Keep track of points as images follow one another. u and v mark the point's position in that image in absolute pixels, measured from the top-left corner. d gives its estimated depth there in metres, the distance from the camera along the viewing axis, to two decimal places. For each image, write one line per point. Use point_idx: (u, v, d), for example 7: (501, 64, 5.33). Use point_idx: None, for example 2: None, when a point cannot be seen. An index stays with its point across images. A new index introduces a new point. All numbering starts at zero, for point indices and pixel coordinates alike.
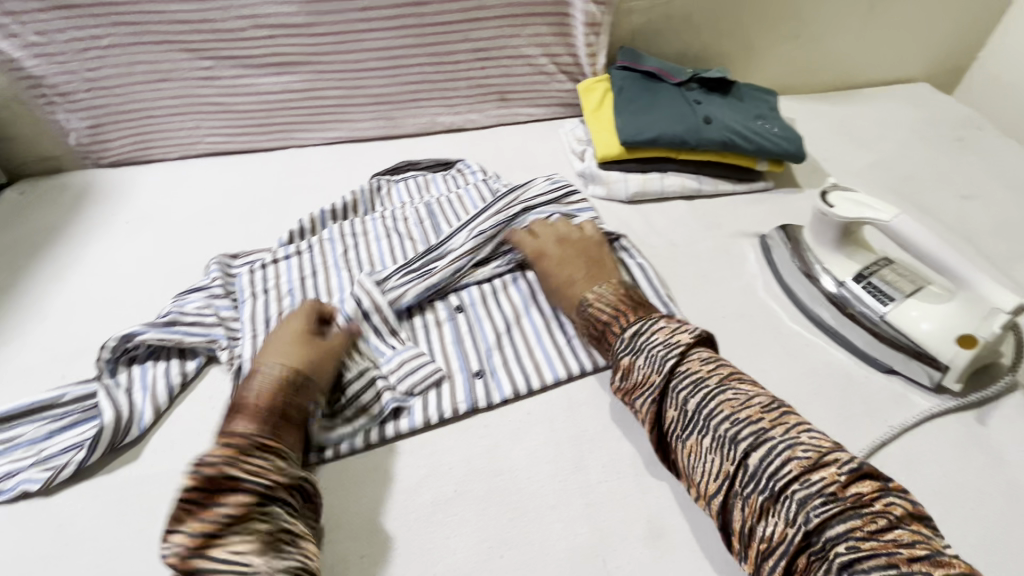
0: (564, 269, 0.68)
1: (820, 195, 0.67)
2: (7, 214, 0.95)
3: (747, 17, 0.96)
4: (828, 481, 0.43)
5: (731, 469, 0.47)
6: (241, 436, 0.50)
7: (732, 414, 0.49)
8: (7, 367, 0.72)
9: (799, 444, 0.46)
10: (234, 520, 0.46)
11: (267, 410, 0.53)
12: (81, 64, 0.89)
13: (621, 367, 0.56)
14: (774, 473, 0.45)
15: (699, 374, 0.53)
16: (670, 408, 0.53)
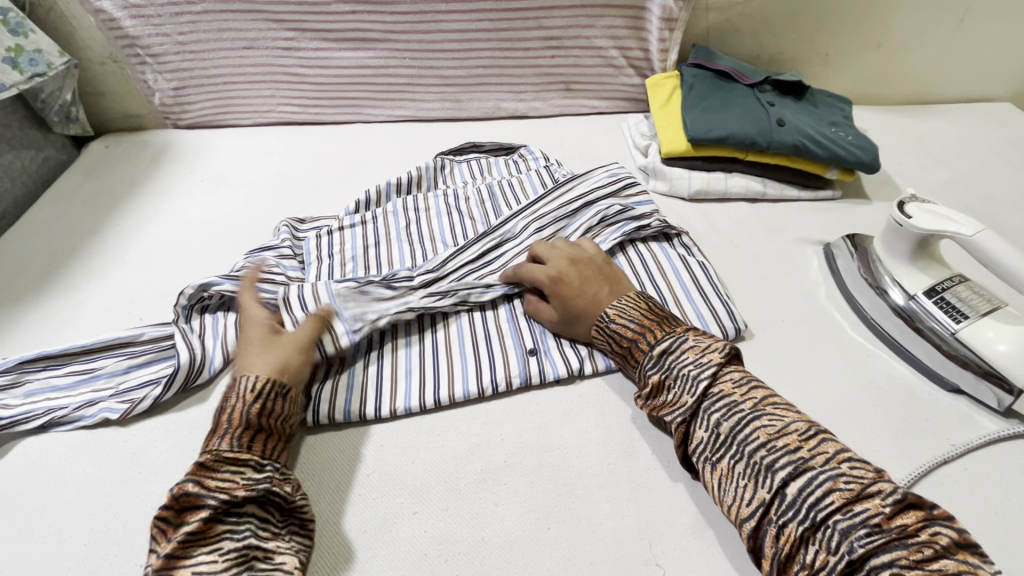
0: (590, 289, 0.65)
1: (898, 205, 0.66)
2: (95, 165, 1.01)
3: (828, 22, 0.94)
4: (872, 512, 0.42)
5: (766, 496, 0.45)
6: (213, 452, 0.48)
7: (767, 441, 0.47)
8: (89, 305, 0.77)
9: (841, 475, 0.44)
10: (198, 534, 0.44)
11: (241, 424, 0.50)
12: (174, 28, 0.94)
13: (650, 385, 0.56)
14: (815, 503, 0.43)
15: (733, 399, 0.51)
16: (700, 429, 0.51)
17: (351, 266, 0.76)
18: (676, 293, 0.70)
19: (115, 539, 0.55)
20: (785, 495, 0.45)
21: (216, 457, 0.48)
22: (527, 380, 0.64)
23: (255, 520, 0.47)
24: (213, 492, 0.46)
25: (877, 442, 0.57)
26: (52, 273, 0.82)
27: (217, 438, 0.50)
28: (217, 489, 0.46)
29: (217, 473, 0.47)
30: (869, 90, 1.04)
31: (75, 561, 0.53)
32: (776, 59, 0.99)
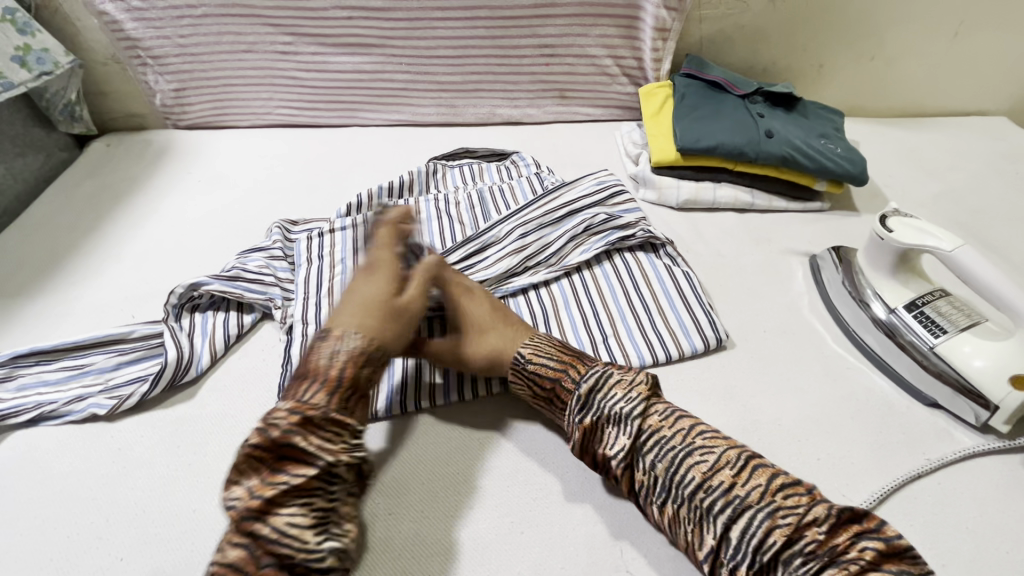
0: (496, 317, 0.63)
1: (879, 219, 0.66)
2: (95, 164, 1.03)
3: (821, 34, 0.94)
4: (809, 540, 0.43)
5: (712, 541, 0.46)
6: (316, 405, 0.47)
7: (704, 481, 0.47)
8: (83, 302, 0.79)
9: (776, 509, 0.45)
10: (297, 488, 0.44)
11: (346, 387, 0.49)
12: (174, 31, 0.95)
13: (582, 430, 0.53)
14: (757, 545, 0.44)
15: (663, 435, 0.51)
16: (640, 472, 0.51)
17: (341, 268, 0.77)
18: (659, 302, 0.71)
19: (97, 533, 0.56)
20: (730, 538, 0.45)
21: (321, 415, 0.47)
22: (510, 387, 0.64)
23: (343, 484, 0.47)
24: (318, 453, 0.45)
25: (852, 455, 0.58)
26: (48, 269, 0.84)
27: (321, 392, 0.48)
28: (321, 451, 0.45)
29: (315, 429, 0.46)
30: (863, 102, 1.04)
31: (57, 553, 0.55)
32: (770, 70, 1.00)
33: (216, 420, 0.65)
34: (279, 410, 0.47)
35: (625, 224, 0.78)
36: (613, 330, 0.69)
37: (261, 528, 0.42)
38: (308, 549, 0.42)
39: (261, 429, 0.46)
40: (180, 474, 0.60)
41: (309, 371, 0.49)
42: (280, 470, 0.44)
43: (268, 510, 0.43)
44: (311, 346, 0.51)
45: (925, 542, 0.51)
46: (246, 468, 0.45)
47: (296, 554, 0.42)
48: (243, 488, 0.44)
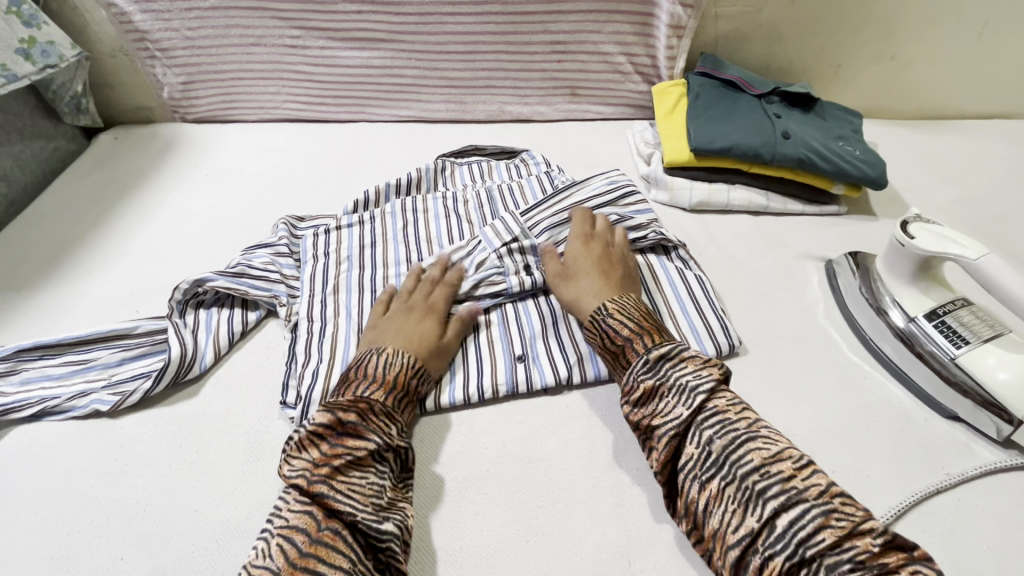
0: (600, 265, 0.67)
1: (901, 225, 0.64)
2: (102, 156, 1.02)
3: (840, 33, 0.92)
4: (860, 549, 0.41)
5: (754, 525, 0.44)
6: (372, 398, 0.55)
7: (761, 465, 0.47)
8: (88, 296, 0.78)
9: (832, 510, 0.43)
10: (356, 462, 0.51)
11: (399, 387, 0.58)
12: (183, 23, 0.95)
13: (642, 390, 0.54)
14: (804, 538, 0.42)
15: (726, 416, 0.50)
16: (691, 444, 0.50)
17: (347, 265, 0.76)
18: (671, 306, 0.70)
19: (98, 530, 0.55)
20: (774, 527, 0.44)
21: (377, 406, 0.55)
22: (515, 391, 0.64)
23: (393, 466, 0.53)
24: (375, 433, 0.53)
25: (868, 468, 0.56)
26: (54, 263, 0.83)
27: (378, 390, 0.56)
28: (377, 431, 0.53)
29: (373, 416, 0.54)
30: (882, 104, 1.02)
31: (57, 551, 0.54)
32: (786, 69, 0.97)
33: (219, 418, 0.64)
34: (339, 401, 0.55)
35: (635, 224, 0.76)
36: None
37: (326, 491, 0.49)
38: (367, 514, 0.48)
39: (326, 411, 0.53)
40: (181, 473, 0.59)
41: (365, 372, 0.58)
42: (342, 444, 0.51)
43: (330, 478, 0.50)
44: (363, 358, 0.60)
45: (944, 560, 0.50)
46: (309, 444, 0.52)
47: (357, 515, 0.48)
48: (303, 461, 0.51)
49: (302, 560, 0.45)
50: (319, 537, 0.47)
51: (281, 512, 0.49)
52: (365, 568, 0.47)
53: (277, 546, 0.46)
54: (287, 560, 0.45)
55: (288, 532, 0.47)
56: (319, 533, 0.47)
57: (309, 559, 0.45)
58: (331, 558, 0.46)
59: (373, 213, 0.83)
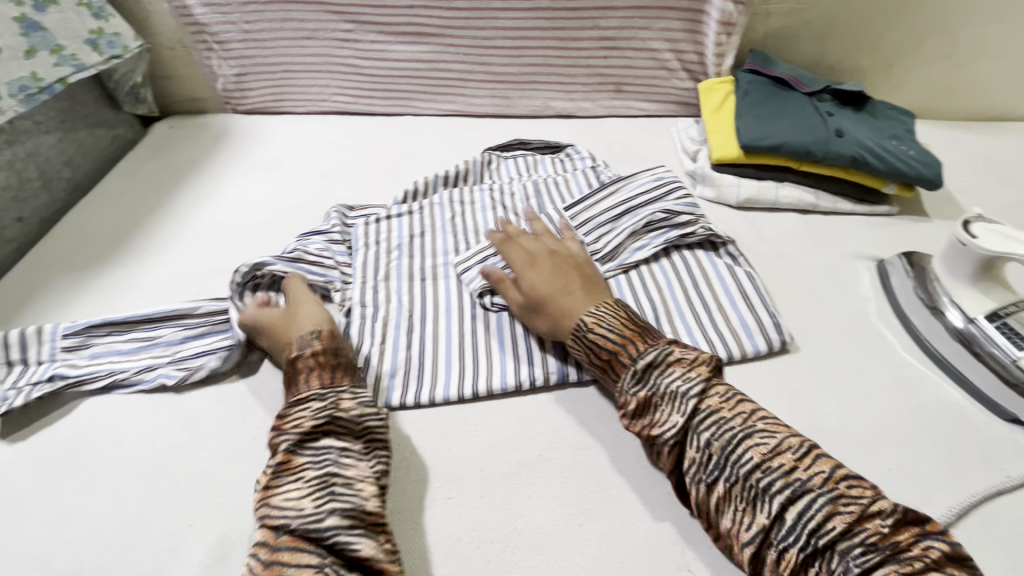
0: (557, 279, 0.66)
1: (962, 224, 0.63)
2: (158, 145, 1.06)
3: (894, 31, 0.91)
4: (871, 531, 0.43)
5: (765, 521, 0.45)
6: (284, 409, 0.56)
7: (762, 461, 0.47)
8: (150, 277, 0.82)
9: (836, 495, 0.44)
10: (281, 468, 0.51)
11: (308, 367, 0.59)
12: (241, 16, 0.98)
13: (637, 403, 0.54)
14: (813, 527, 0.43)
15: (721, 415, 0.50)
16: (692, 449, 0.50)
17: (396, 254, 0.78)
18: (720, 301, 0.70)
19: (167, 498, 0.58)
20: (784, 519, 0.44)
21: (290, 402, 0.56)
22: (566, 379, 0.64)
23: (332, 450, 0.52)
24: (291, 431, 0.53)
25: (925, 467, 0.56)
26: (117, 245, 0.87)
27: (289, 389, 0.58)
28: (291, 429, 0.53)
29: (286, 418, 0.55)
30: (935, 104, 1.00)
31: (130, 516, 0.57)
32: (837, 68, 0.96)
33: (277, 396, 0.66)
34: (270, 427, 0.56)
35: (682, 220, 0.76)
36: (671, 327, 0.68)
37: (267, 510, 0.49)
38: (302, 515, 0.47)
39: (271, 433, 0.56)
40: (244, 447, 0.62)
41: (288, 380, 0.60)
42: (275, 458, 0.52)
43: (268, 493, 0.50)
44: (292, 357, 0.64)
45: (1006, 562, 0.49)
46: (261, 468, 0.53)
47: (293, 520, 0.47)
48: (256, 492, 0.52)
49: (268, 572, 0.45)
50: (279, 545, 0.46)
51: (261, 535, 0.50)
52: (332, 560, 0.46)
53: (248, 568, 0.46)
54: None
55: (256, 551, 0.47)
56: (279, 541, 0.46)
57: (275, 566, 0.45)
58: (297, 558, 0.45)
59: (422, 204, 0.85)
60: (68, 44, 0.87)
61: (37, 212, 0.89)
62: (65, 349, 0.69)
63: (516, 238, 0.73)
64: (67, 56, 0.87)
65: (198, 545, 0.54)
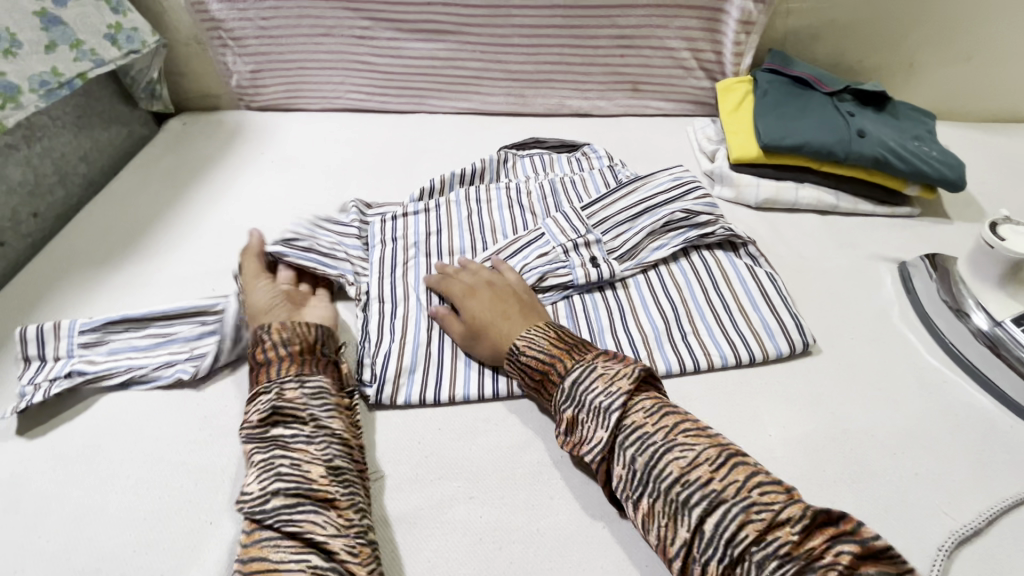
0: (495, 307, 0.65)
1: (989, 226, 0.63)
2: (173, 141, 1.06)
3: (916, 31, 0.90)
4: (782, 541, 0.42)
5: (685, 535, 0.45)
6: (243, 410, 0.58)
7: (681, 476, 0.46)
8: (167, 273, 0.81)
9: (751, 506, 0.44)
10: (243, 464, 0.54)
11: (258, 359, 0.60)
12: (257, 13, 0.98)
13: (564, 421, 0.54)
14: (729, 539, 0.43)
15: (643, 429, 0.50)
16: (619, 466, 0.50)
17: (413, 252, 0.78)
18: (741, 302, 0.69)
19: (187, 495, 0.58)
20: (703, 532, 0.44)
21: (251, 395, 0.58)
22: None
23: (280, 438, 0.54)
24: (245, 424, 0.55)
25: (950, 472, 0.55)
26: (133, 241, 0.87)
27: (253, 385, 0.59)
28: (246, 421, 0.56)
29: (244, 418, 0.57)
30: (955, 104, 0.99)
31: (149, 513, 0.57)
32: (857, 68, 0.96)
33: None
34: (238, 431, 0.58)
35: (701, 220, 0.76)
36: (692, 328, 0.67)
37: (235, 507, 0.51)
38: (252, 496, 0.50)
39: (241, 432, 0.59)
40: None
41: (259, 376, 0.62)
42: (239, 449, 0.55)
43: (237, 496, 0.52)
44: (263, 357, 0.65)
45: None
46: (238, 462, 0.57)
47: (243, 501, 0.50)
48: None
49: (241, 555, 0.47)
50: (250, 518, 0.50)
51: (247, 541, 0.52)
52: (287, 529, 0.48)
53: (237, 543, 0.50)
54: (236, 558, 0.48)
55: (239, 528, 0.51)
56: (248, 517, 0.50)
57: (252, 532, 0.48)
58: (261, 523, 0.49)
59: (435, 202, 0.85)
60: (87, 39, 0.87)
61: (52, 208, 0.89)
62: (83, 345, 0.69)
63: (451, 272, 0.72)
64: (86, 50, 0.87)
65: (219, 542, 0.54)
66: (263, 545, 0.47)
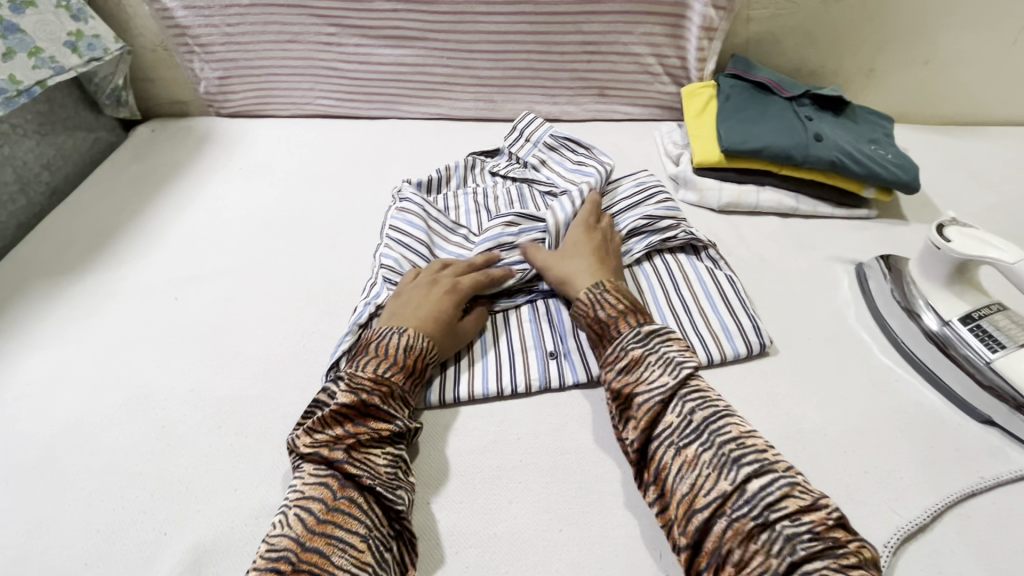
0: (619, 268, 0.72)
1: (936, 228, 0.64)
2: (140, 148, 1.05)
3: (873, 36, 0.92)
4: (816, 522, 0.44)
5: (727, 487, 0.46)
6: (390, 381, 0.57)
7: (739, 438, 0.50)
8: (129, 282, 0.81)
9: (795, 483, 0.46)
10: (379, 436, 0.54)
11: (412, 375, 0.59)
12: (223, 19, 0.97)
13: (630, 358, 0.56)
14: (770, 503, 0.45)
15: (706, 395, 0.54)
16: (673, 414, 0.52)
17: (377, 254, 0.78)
18: (701, 304, 0.70)
19: (142, 507, 0.57)
20: (744, 491, 0.46)
21: (397, 390, 0.57)
22: (548, 385, 0.64)
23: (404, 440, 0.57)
24: (396, 416, 0.56)
25: (901, 468, 0.56)
26: (97, 249, 0.86)
27: (398, 372, 0.58)
28: (397, 414, 0.56)
29: (393, 398, 0.57)
30: (913, 108, 1.01)
31: (103, 526, 0.56)
32: (818, 73, 0.98)
33: (256, 401, 0.66)
34: (360, 377, 0.56)
35: (662, 224, 0.76)
36: None
37: (344, 458, 0.52)
38: (385, 474, 0.52)
39: (349, 392, 0.55)
40: (222, 454, 0.61)
41: (385, 352, 0.59)
42: (364, 423, 0.54)
43: (353, 445, 0.53)
44: (382, 335, 0.61)
45: (978, 563, 0.50)
46: (332, 421, 0.54)
47: (374, 480, 0.51)
48: (320, 433, 0.54)
49: (320, 526, 0.47)
50: (336, 505, 0.49)
51: (297, 488, 0.51)
52: (382, 535, 0.49)
53: (294, 516, 0.48)
54: (304, 528, 0.47)
55: (304, 502, 0.49)
56: (334, 503, 0.49)
57: (327, 526, 0.47)
58: (349, 524, 0.48)
59: (399, 196, 0.83)
60: (46, 47, 0.86)
61: (13, 217, 0.88)
62: None
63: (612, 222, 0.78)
64: (46, 58, 0.86)
65: (171, 553, 0.53)
66: (334, 547, 0.46)
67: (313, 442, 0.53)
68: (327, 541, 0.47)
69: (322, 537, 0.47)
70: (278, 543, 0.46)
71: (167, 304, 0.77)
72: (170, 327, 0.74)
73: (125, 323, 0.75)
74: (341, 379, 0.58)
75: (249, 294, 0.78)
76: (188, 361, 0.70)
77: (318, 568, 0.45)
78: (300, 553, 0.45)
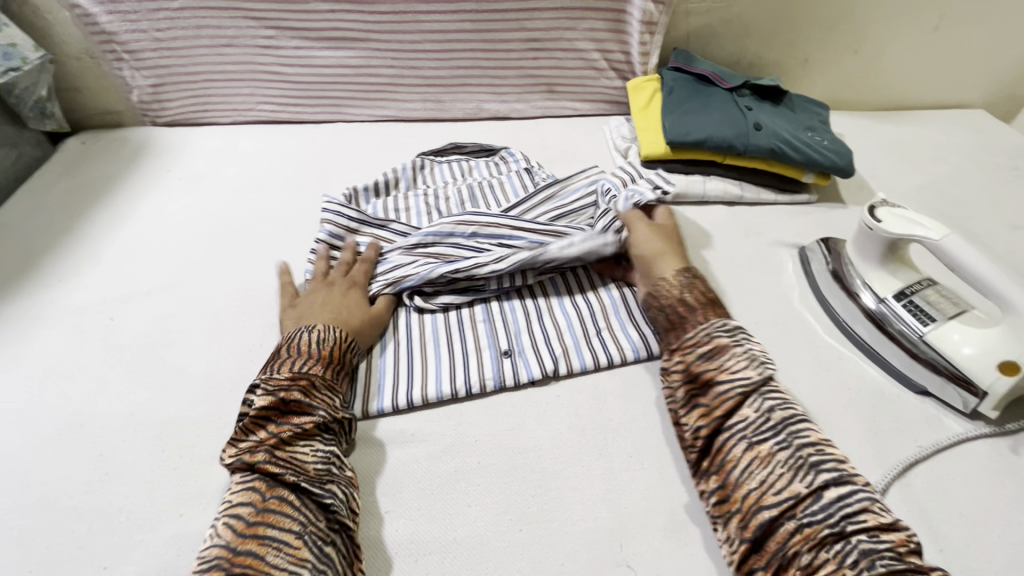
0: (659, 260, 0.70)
1: (868, 210, 0.67)
2: (69, 162, 0.99)
3: (806, 27, 0.95)
4: (897, 542, 0.44)
5: (801, 490, 0.47)
6: (307, 375, 0.56)
7: (818, 444, 0.50)
8: (59, 304, 0.76)
9: (874, 500, 0.46)
10: (303, 433, 0.53)
11: (335, 366, 0.59)
12: (151, 24, 0.93)
13: (714, 346, 0.57)
14: (848, 514, 0.45)
15: (786, 397, 0.54)
16: (750, 408, 0.53)
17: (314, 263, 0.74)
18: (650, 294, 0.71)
19: (79, 542, 0.54)
20: (821, 497, 0.46)
21: (319, 380, 0.57)
22: (503, 385, 0.64)
23: (333, 439, 0.55)
24: (320, 407, 0.55)
25: (847, 444, 0.58)
26: (22, 271, 0.80)
27: (316, 364, 0.58)
28: (321, 405, 0.55)
29: (315, 392, 0.56)
30: (847, 96, 1.06)
31: (36, 565, 0.52)
32: (756, 64, 1.00)
33: (201, 421, 0.63)
34: (279, 378, 0.56)
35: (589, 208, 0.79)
36: (607, 325, 0.69)
37: (267, 459, 0.51)
38: (313, 474, 0.51)
39: (268, 394, 0.54)
40: (167, 479, 0.58)
41: (299, 350, 0.59)
42: (288, 421, 0.53)
43: (280, 447, 0.52)
44: (294, 336, 0.61)
45: (921, 529, 0.52)
46: (254, 426, 0.53)
47: (299, 477, 0.50)
48: (249, 440, 0.53)
49: (250, 529, 0.46)
50: (266, 507, 0.48)
51: (226, 502, 0.49)
52: (320, 529, 0.49)
53: (224, 525, 0.47)
54: (235, 534, 0.46)
55: (233, 510, 0.48)
56: (265, 504, 0.48)
57: (258, 527, 0.46)
58: (281, 523, 0.47)
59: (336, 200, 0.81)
60: None
61: None
62: None
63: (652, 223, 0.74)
64: None
65: None
66: (267, 547, 0.46)
67: (236, 455, 0.52)
68: (259, 542, 0.46)
69: (254, 539, 0.46)
70: (207, 554, 0.45)
71: (103, 326, 0.73)
72: (106, 350, 0.70)
73: (56, 349, 0.71)
74: (256, 386, 0.56)
75: (192, 310, 0.75)
76: (128, 384, 0.67)
77: (251, 571, 0.44)
78: (232, 558, 0.44)
